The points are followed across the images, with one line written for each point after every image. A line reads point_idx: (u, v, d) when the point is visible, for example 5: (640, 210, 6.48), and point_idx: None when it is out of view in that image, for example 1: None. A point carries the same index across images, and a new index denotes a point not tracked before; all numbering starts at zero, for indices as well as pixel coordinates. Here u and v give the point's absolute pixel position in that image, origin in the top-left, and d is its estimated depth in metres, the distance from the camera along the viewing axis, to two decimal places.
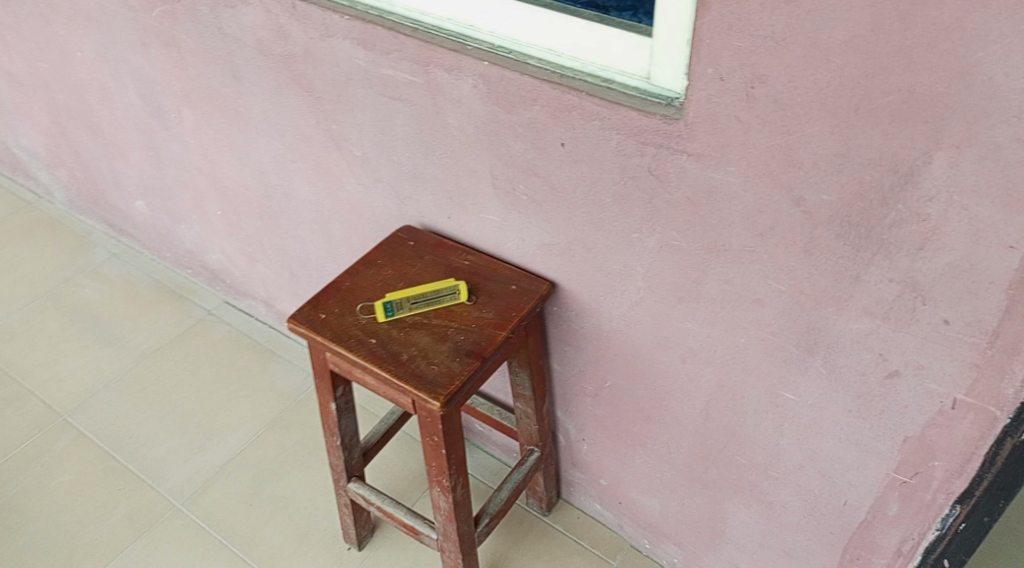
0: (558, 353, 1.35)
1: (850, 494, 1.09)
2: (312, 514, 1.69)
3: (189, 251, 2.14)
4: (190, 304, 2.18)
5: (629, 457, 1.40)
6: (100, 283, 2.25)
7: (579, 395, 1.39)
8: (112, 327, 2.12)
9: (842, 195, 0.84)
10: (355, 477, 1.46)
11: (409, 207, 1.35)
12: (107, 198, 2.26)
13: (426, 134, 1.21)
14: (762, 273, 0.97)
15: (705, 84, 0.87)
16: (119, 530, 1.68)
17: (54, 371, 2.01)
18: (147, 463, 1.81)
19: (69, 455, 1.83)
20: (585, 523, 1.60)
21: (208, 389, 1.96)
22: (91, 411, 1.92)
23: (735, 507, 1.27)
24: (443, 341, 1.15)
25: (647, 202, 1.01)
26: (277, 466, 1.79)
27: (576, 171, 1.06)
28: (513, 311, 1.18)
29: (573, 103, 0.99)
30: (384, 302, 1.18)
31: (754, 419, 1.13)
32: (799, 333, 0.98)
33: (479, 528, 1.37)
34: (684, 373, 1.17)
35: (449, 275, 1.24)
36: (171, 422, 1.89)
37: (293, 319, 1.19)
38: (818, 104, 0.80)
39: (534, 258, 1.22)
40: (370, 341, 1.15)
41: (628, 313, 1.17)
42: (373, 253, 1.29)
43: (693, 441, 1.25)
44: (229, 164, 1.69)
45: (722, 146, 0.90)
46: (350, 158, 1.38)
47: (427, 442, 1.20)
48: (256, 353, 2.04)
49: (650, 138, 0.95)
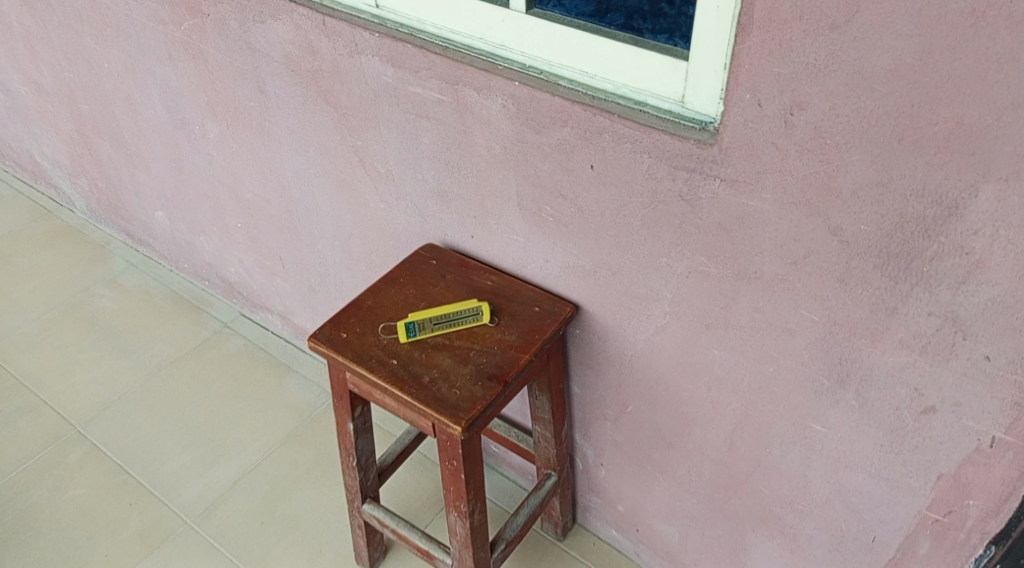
0: (579, 377, 1.33)
1: (879, 530, 1.06)
2: (324, 533, 1.67)
3: (207, 262, 2.14)
4: (207, 317, 2.18)
5: (649, 483, 1.38)
6: (117, 294, 2.25)
7: (599, 420, 1.37)
8: (128, 338, 2.12)
9: (881, 225, 0.82)
10: (369, 498, 1.44)
11: (432, 225, 1.33)
12: (127, 207, 2.26)
13: (452, 153, 1.20)
14: (793, 302, 0.95)
15: (741, 110, 0.86)
16: (129, 545, 1.67)
17: (69, 382, 2.01)
18: (159, 477, 1.80)
19: (82, 468, 1.82)
20: (600, 549, 1.58)
21: (223, 402, 1.95)
22: (105, 423, 1.91)
23: (758, 538, 1.25)
24: (465, 363, 1.13)
25: (676, 227, 1.00)
26: (290, 483, 1.77)
27: (604, 194, 1.04)
28: (536, 334, 1.16)
29: (605, 125, 0.98)
30: (407, 322, 1.16)
31: (781, 449, 1.10)
32: (830, 364, 0.96)
33: (494, 553, 1.35)
34: (709, 400, 1.15)
35: (472, 294, 1.22)
36: (185, 437, 1.88)
37: (314, 337, 1.17)
38: (860, 133, 0.79)
39: (558, 280, 1.21)
40: (390, 361, 1.14)
41: (653, 338, 1.15)
42: (395, 271, 1.28)
43: (716, 469, 1.23)
44: (252, 177, 1.69)
45: (758, 172, 0.88)
46: (374, 175, 1.37)
47: (445, 465, 1.18)
48: (270, 367, 2.03)
49: (682, 163, 0.94)
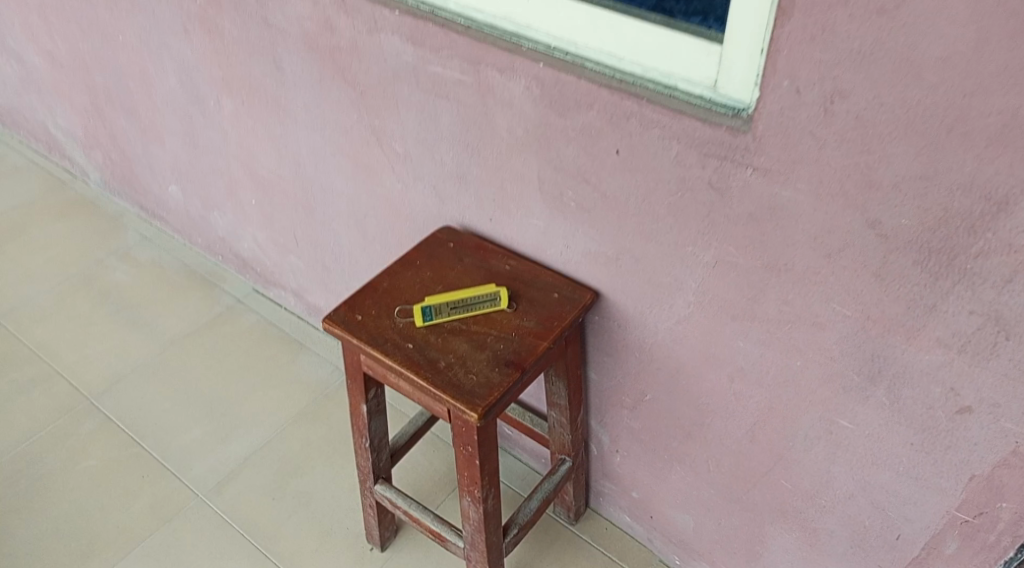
0: (598, 364, 1.31)
1: (904, 528, 1.04)
2: (335, 512, 1.67)
3: (221, 238, 2.12)
4: (220, 292, 2.16)
5: (666, 471, 1.36)
6: (130, 267, 2.24)
7: (617, 407, 1.35)
8: (140, 311, 2.11)
9: (922, 220, 0.79)
10: (381, 479, 1.42)
11: (450, 207, 1.30)
12: (140, 180, 2.24)
13: (472, 134, 1.17)
14: (825, 296, 0.92)
15: (779, 96, 0.82)
16: (142, 519, 1.67)
17: (82, 354, 2.00)
18: (171, 452, 1.79)
19: (95, 441, 1.81)
20: (613, 534, 1.59)
21: (235, 378, 1.94)
22: (117, 396, 1.91)
23: (778, 531, 1.24)
24: (482, 349, 1.10)
25: (704, 215, 0.97)
26: (302, 461, 1.76)
27: (630, 180, 1.01)
28: (555, 321, 1.13)
29: (632, 110, 0.95)
30: (423, 306, 1.13)
31: (805, 444, 1.08)
32: (861, 360, 0.93)
33: (507, 538, 1.34)
34: (732, 392, 1.12)
35: (490, 279, 1.19)
36: (197, 411, 1.87)
37: (329, 319, 1.15)
38: (906, 123, 0.75)
39: (578, 266, 1.18)
40: (406, 345, 1.11)
41: (676, 328, 1.12)
42: (412, 253, 1.25)
43: (737, 461, 1.21)
44: (266, 153, 1.66)
45: (793, 161, 0.85)
46: (391, 155, 1.34)
47: (460, 451, 1.16)
48: (283, 344, 2.02)
49: (713, 150, 0.90)
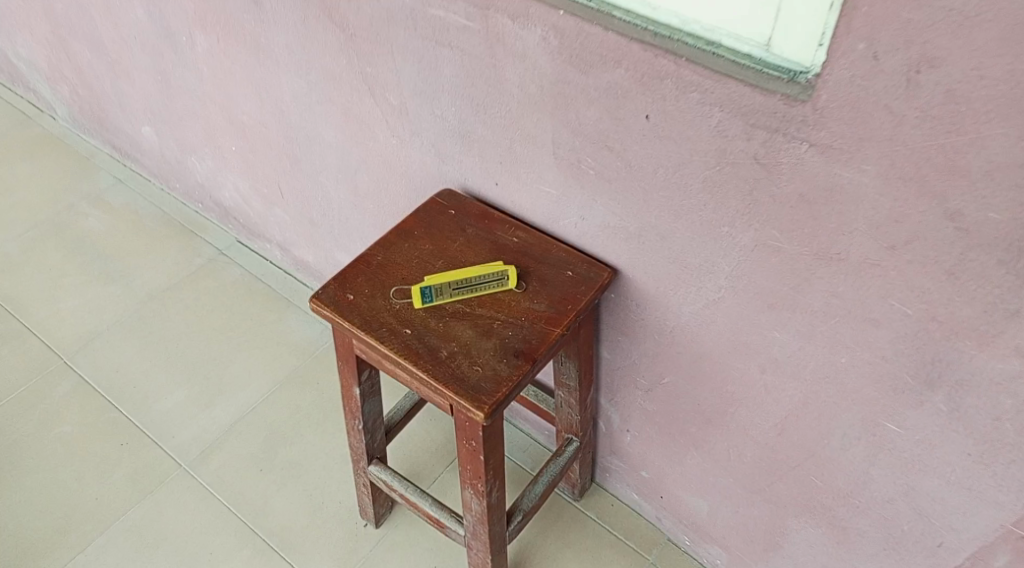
0: (611, 344, 1.21)
1: (948, 537, 0.95)
2: (326, 484, 1.58)
3: (200, 184, 1.98)
4: (201, 243, 2.03)
5: (681, 455, 1.28)
6: (104, 213, 2.10)
7: (630, 388, 1.25)
8: (116, 262, 1.98)
9: (1016, 215, 0.67)
10: (376, 459, 1.34)
11: (450, 167, 1.17)
12: (111, 118, 2.08)
13: (477, 89, 1.03)
14: (882, 291, 0.80)
15: (850, 62, 0.69)
16: (122, 490, 1.58)
17: (55, 309, 1.88)
18: (152, 417, 1.69)
19: (71, 404, 1.71)
20: (619, 511, 1.52)
21: (219, 337, 1.83)
22: (93, 355, 1.80)
23: (801, 524, 1.16)
24: (488, 337, 0.99)
25: (746, 194, 0.85)
26: (291, 428, 1.67)
27: (660, 150, 0.89)
28: (569, 303, 1.01)
29: (668, 70, 0.81)
30: (422, 286, 1.01)
31: (842, 442, 0.98)
32: (918, 362, 0.83)
33: (511, 526, 1.25)
34: (762, 383, 1.02)
35: (495, 253, 1.07)
36: (179, 373, 1.77)
37: (317, 299, 1.03)
38: (1010, 101, 0.62)
39: (594, 240, 1.05)
40: (403, 331, 0.99)
41: (702, 312, 1.01)
42: (410, 222, 1.12)
43: (762, 453, 1.12)
44: (247, 98, 1.51)
45: (860, 139, 0.72)
46: (385, 107, 1.20)
47: (463, 445, 1.06)
48: (270, 301, 1.90)
49: (763, 120, 0.78)
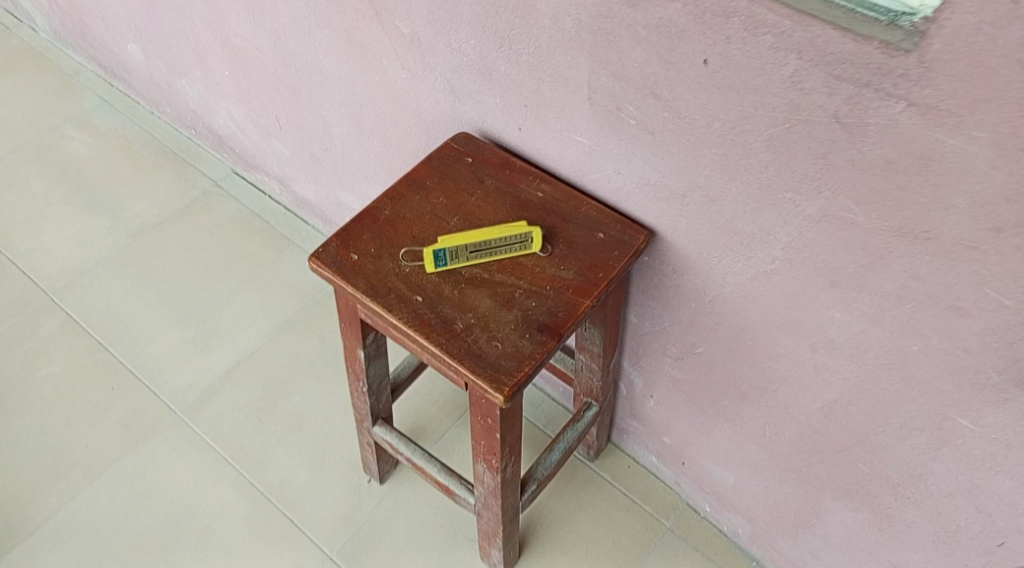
0: (640, 308, 1.10)
1: (1012, 538, 0.87)
2: (329, 436, 1.48)
3: (192, 110, 1.84)
4: (194, 173, 1.89)
5: (709, 426, 1.18)
6: (90, 137, 1.96)
7: (659, 354, 1.14)
8: (104, 191, 1.85)
9: None
10: (380, 419, 1.24)
11: (467, 108, 1.04)
12: (95, 34, 1.93)
13: (503, 20, 0.89)
14: (974, 277, 0.69)
15: (976, 6, 0.55)
16: (113, 435, 1.48)
17: (40, 241, 1.76)
18: (144, 360, 1.58)
19: (58, 342, 1.61)
20: (635, 473, 1.43)
21: (215, 276, 1.71)
22: (82, 292, 1.68)
23: (839, 508, 1.07)
24: (509, 308, 0.88)
25: (819, 156, 0.72)
26: (291, 375, 1.56)
27: (717, 101, 0.76)
28: (600, 271, 0.90)
29: (737, 7, 0.68)
30: (434, 249, 0.90)
31: (900, 432, 0.89)
32: (1007, 357, 0.72)
33: (524, 496, 1.16)
34: (812, 362, 0.92)
35: (517, 209, 0.95)
36: (172, 313, 1.65)
37: (317, 258, 0.92)
38: None
39: (630, 197, 0.93)
40: (414, 299, 0.88)
41: (750, 284, 0.90)
42: (420, 170, 1.00)
43: (804, 434, 1.02)
44: (240, 18, 1.36)
45: (974, 101, 0.60)
46: (394, 36, 1.06)
47: (478, 421, 0.96)
48: (269, 238, 1.78)
49: (851, 72, 0.65)
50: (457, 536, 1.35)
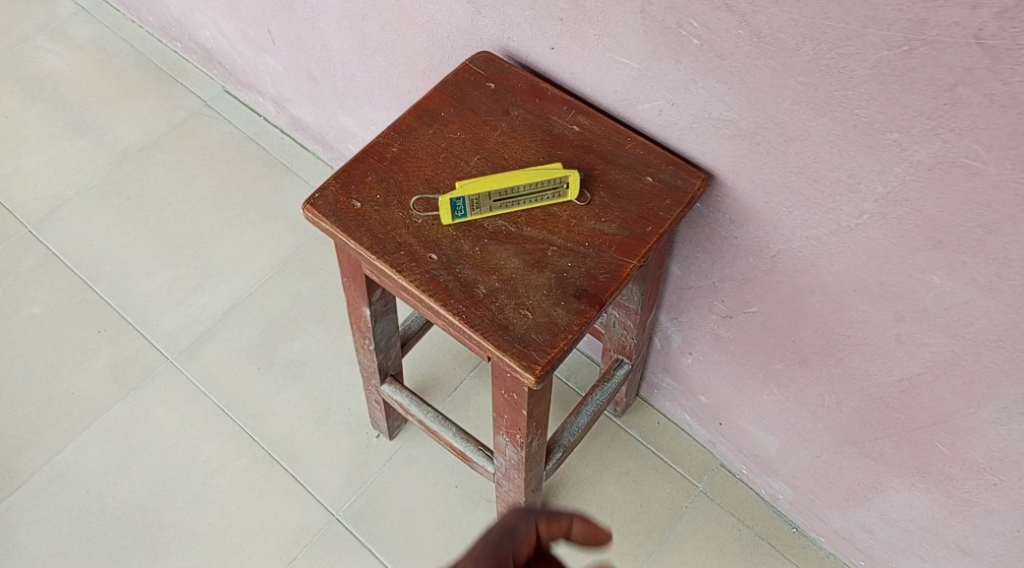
0: (685, 260, 0.96)
1: None
2: (333, 387, 1.36)
3: (177, 20, 1.66)
4: (181, 91, 1.73)
5: (756, 390, 1.05)
6: (67, 49, 1.78)
7: (703, 310, 1.01)
8: (84, 111, 1.69)
9: None
10: (389, 377, 1.12)
11: (488, 22, 0.87)
12: None
13: None
14: None
15: None
16: (99, 382, 1.36)
17: (16, 167, 1.61)
18: (132, 300, 1.45)
19: (38, 280, 1.48)
20: (666, 431, 1.30)
21: (207, 207, 1.56)
22: (63, 224, 1.54)
23: (904, 487, 0.95)
24: (540, 269, 0.73)
25: (944, 89, 0.57)
26: (292, 319, 1.43)
27: (814, 14, 0.60)
28: (648, 224, 0.75)
29: None
30: (452, 197, 0.75)
31: (996, 415, 0.76)
32: None
33: (549, 465, 1.04)
34: (893, 332, 0.78)
35: (549, 147, 0.80)
36: (161, 248, 1.52)
37: (313, 206, 0.77)
38: None
39: (684, 133, 0.78)
40: (428, 258, 0.74)
41: (825, 239, 0.75)
42: (433, 98, 0.84)
43: (872, 407, 0.89)
44: None
45: None
46: None
47: (502, 392, 0.83)
48: (265, 166, 1.62)
49: None
50: (473, 498, 1.25)
